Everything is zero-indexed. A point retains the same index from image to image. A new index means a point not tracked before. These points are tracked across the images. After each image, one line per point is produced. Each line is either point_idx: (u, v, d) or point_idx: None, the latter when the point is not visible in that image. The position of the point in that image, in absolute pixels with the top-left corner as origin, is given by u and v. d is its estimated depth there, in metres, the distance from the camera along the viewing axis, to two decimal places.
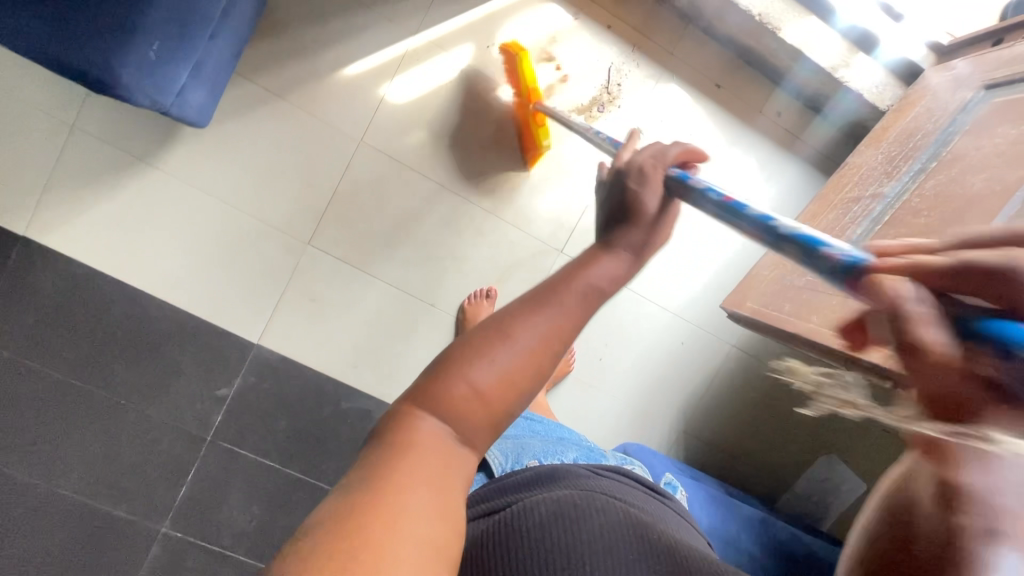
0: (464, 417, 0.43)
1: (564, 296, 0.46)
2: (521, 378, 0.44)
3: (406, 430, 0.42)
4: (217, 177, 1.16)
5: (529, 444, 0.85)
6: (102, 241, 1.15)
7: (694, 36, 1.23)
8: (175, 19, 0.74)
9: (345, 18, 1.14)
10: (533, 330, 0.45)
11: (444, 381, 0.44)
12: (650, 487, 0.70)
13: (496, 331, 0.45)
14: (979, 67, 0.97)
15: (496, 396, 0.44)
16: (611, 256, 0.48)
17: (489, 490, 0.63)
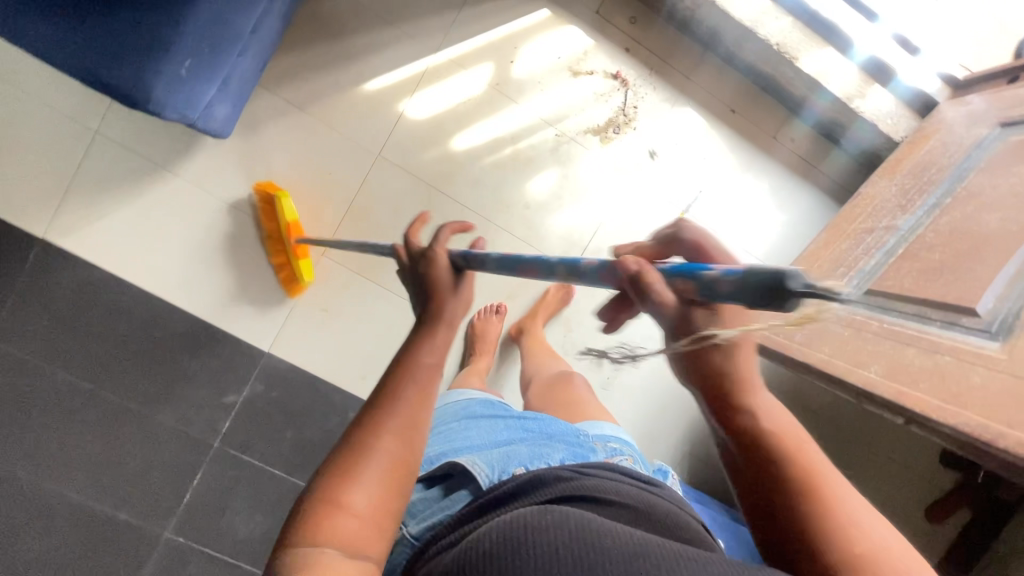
0: (348, 536, 0.47)
1: (403, 395, 0.53)
2: (391, 477, 0.50)
3: (301, 563, 0.45)
4: (234, 185, 1.17)
5: (514, 451, 0.72)
6: (118, 244, 1.17)
7: (710, 61, 1.24)
8: (207, 38, 0.76)
9: (368, 34, 1.15)
10: (385, 434, 0.51)
11: (322, 510, 0.47)
12: (641, 478, 0.63)
13: (349, 454, 0.50)
14: (996, 105, 0.97)
15: (372, 503, 0.49)
16: (430, 335, 0.57)
17: (469, 510, 0.59)
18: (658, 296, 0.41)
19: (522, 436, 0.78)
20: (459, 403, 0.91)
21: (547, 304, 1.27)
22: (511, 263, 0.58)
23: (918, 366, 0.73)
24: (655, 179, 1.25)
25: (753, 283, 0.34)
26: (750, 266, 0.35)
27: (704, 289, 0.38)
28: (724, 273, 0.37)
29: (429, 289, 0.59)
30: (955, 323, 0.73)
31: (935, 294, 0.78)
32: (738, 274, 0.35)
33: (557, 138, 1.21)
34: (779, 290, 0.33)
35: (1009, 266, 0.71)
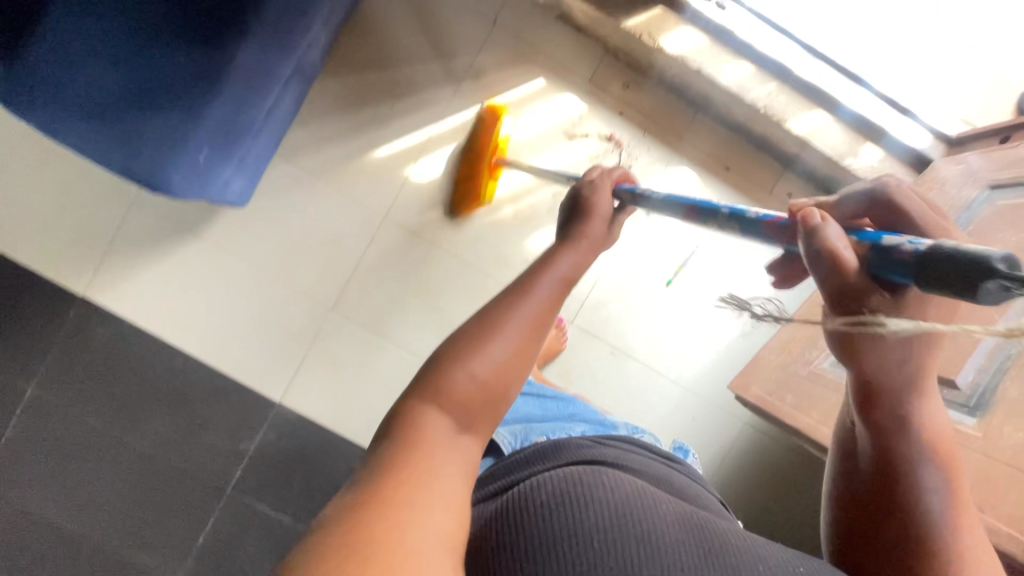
0: (461, 406, 0.50)
1: (537, 293, 0.55)
2: (511, 365, 0.52)
3: (415, 424, 0.48)
4: (255, 246, 1.27)
5: (536, 424, 0.93)
6: (149, 300, 1.27)
7: (703, 121, 1.28)
8: (224, 129, 0.86)
9: (375, 105, 1.24)
10: (514, 323, 0.53)
11: (443, 376, 0.51)
12: (663, 456, 0.74)
13: (480, 332, 0.52)
14: (983, 164, 0.98)
15: (488, 384, 0.51)
16: (570, 246, 0.59)
17: (503, 464, 0.67)
18: (832, 245, 0.42)
19: (545, 413, 0.98)
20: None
21: (542, 344, 1.27)
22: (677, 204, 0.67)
23: None
24: (644, 236, 1.31)
25: (947, 265, 0.36)
26: (948, 249, 0.37)
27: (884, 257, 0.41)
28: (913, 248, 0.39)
29: (582, 222, 0.61)
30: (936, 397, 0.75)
31: None
32: (928, 252, 0.38)
33: (553, 197, 1.28)
34: (970, 284, 0.34)
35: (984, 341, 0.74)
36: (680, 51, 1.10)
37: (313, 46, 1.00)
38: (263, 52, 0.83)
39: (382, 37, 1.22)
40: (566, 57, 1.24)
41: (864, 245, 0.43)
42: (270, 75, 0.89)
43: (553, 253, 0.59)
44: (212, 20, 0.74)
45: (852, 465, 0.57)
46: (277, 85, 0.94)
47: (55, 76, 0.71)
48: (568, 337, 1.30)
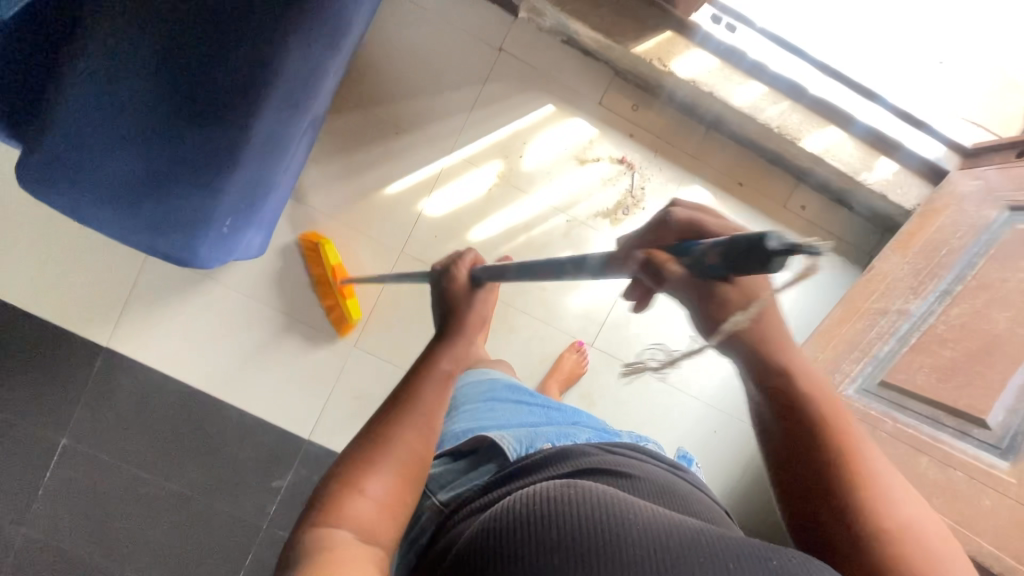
0: (361, 518, 0.53)
1: (425, 392, 0.63)
2: (404, 469, 0.57)
3: (318, 543, 0.50)
4: (274, 288, 1.27)
5: (542, 429, 0.75)
6: (173, 347, 1.28)
7: (714, 138, 1.27)
8: (245, 197, 0.86)
9: (384, 141, 1.23)
10: (402, 425, 0.60)
11: (340, 496, 0.54)
12: (668, 462, 0.65)
13: (372, 441, 0.58)
14: (1002, 181, 0.98)
15: (387, 493, 0.55)
16: (448, 342, 0.68)
17: (499, 476, 0.60)
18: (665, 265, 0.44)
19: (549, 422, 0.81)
20: (485, 383, 0.93)
21: (562, 368, 1.28)
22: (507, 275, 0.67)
23: (931, 477, 0.74)
24: None
25: (737, 252, 0.37)
26: (735, 234, 0.37)
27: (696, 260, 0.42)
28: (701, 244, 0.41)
29: (451, 319, 0.71)
30: (967, 434, 0.75)
31: (946, 397, 0.79)
32: (723, 245, 0.38)
33: (568, 223, 1.26)
34: (762, 257, 0.35)
35: (1017, 377, 0.73)
36: (691, 74, 1.08)
37: (325, 93, 0.96)
38: (275, 120, 0.81)
39: (387, 72, 1.20)
40: (574, 82, 1.24)
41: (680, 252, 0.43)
42: (285, 137, 0.88)
43: (426, 358, 0.67)
44: (221, 99, 0.72)
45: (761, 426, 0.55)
46: (294, 139, 0.92)
47: (90, 159, 0.73)
48: (588, 360, 1.32)
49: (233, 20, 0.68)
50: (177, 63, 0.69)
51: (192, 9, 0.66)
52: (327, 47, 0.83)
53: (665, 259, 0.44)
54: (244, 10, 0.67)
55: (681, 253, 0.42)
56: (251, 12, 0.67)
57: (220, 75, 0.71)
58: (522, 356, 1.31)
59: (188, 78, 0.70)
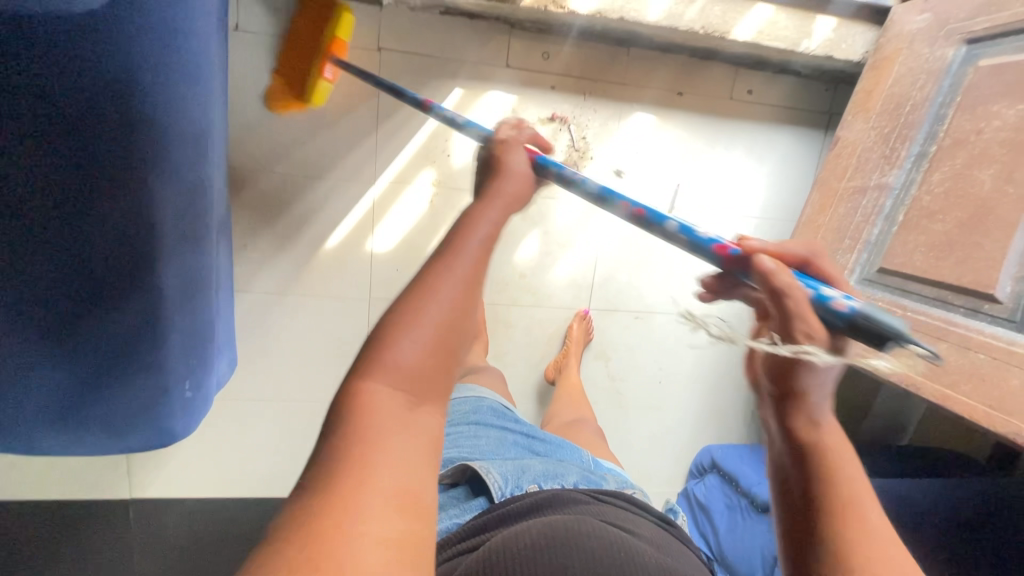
0: (408, 378, 0.39)
1: (470, 241, 0.43)
2: (458, 323, 0.41)
3: (360, 407, 0.37)
4: (260, 382, 1.21)
5: (529, 464, 0.76)
6: (193, 472, 1.25)
7: (639, 53, 1.15)
8: (191, 349, 0.78)
9: (303, 196, 1.11)
10: (451, 275, 0.41)
11: (381, 350, 0.39)
12: (655, 517, 0.70)
13: (417, 289, 0.41)
14: (951, 10, 0.89)
15: (436, 346, 0.40)
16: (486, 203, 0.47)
17: (483, 519, 0.62)
18: (782, 287, 0.37)
19: (534, 454, 0.82)
20: (470, 403, 0.92)
21: (575, 339, 1.26)
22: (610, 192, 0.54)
23: (954, 363, 0.75)
24: None
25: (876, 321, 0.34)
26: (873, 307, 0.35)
27: (835, 316, 0.36)
28: (851, 310, 0.35)
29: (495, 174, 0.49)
30: (979, 310, 0.74)
31: (950, 275, 0.78)
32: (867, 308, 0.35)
33: (522, 202, 1.20)
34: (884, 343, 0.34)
35: (1017, 243, 0.71)
36: (592, 7, 0.96)
37: (218, 196, 0.86)
38: (182, 261, 0.73)
39: (272, 122, 1.06)
40: (472, 52, 1.09)
41: (810, 302, 0.37)
42: (202, 269, 0.79)
43: (469, 211, 0.46)
44: (118, 265, 0.66)
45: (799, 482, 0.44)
46: (213, 265, 0.84)
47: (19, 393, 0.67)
48: (595, 323, 1.31)
49: (94, 185, 0.62)
50: (59, 258, 0.63)
51: (60, 185, 0.61)
52: (205, 162, 0.77)
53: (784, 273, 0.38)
54: (102, 165, 0.62)
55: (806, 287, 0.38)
56: (106, 161, 0.62)
57: (106, 234, 0.64)
58: (528, 345, 1.30)
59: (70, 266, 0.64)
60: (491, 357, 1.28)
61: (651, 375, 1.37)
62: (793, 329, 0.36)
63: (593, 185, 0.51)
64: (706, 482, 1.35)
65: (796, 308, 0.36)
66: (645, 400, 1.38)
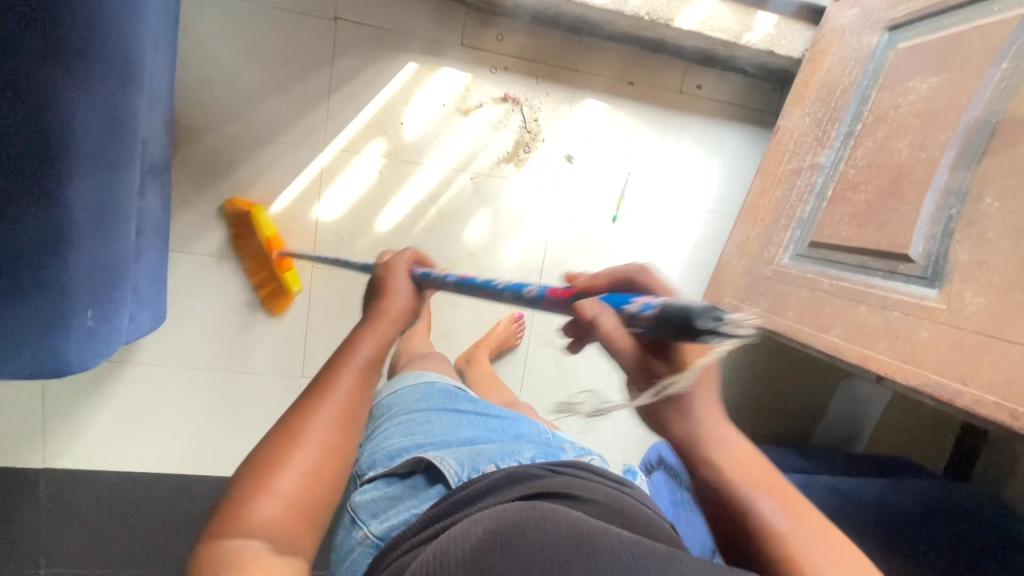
0: (269, 524, 0.46)
1: (340, 381, 0.53)
2: (320, 470, 0.49)
3: (218, 555, 0.44)
4: (193, 348, 1.17)
5: (485, 447, 0.75)
6: (114, 443, 1.18)
7: (592, 43, 1.19)
8: (99, 281, 0.76)
9: (250, 158, 1.11)
10: (314, 423, 0.51)
11: (247, 500, 0.46)
12: (612, 479, 0.68)
13: (281, 445, 0.49)
14: (875, 4, 0.94)
15: (300, 490, 0.48)
16: (364, 333, 0.56)
17: (439, 509, 0.59)
18: (609, 333, 0.45)
19: (491, 437, 0.81)
20: (420, 391, 0.90)
21: (495, 335, 1.25)
22: (477, 286, 0.60)
23: (873, 323, 0.74)
24: (576, 184, 1.24)
25: (670, 318, 0.37)
26: (663, 303, 0.38)
27: (641, 326, 0.41)
28: (646, 307, 0.40)
29: (374, 302, 0.60)
30: (895, 271, 0.74)
31: (870, 241, 0.79)
32: (656, 310, 0.39)
33: (474, 180, 1.20)
34: (692, 334, 0.37)
35: (928, 203, 0.72)
36: None
37: (150, 136, 0.86)
38: (95, 185, 0.72)
39: (223, 83, 1.07)
40: (428, 30, 1.13)
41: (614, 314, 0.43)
42: (119, 199, 0.77)
43: (348, 339, 0.56)
44: (30, 174, 0.64)
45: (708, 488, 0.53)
46: (133, 202, 0.82)
47: None
48: (525, 331, 1.31)
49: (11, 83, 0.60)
50: None
51: None
52: (135, 90, 0.76)
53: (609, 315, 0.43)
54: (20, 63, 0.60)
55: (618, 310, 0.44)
56: (28, 67, 0.61)
57: (15, 138, 0.62)
58: (474, 327, 1.28)
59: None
60: (436, 337, 1.26)
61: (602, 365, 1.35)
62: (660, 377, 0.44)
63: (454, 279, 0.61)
64: (654, 479, 1.30)
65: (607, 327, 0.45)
66: (595, 391, 1.36)
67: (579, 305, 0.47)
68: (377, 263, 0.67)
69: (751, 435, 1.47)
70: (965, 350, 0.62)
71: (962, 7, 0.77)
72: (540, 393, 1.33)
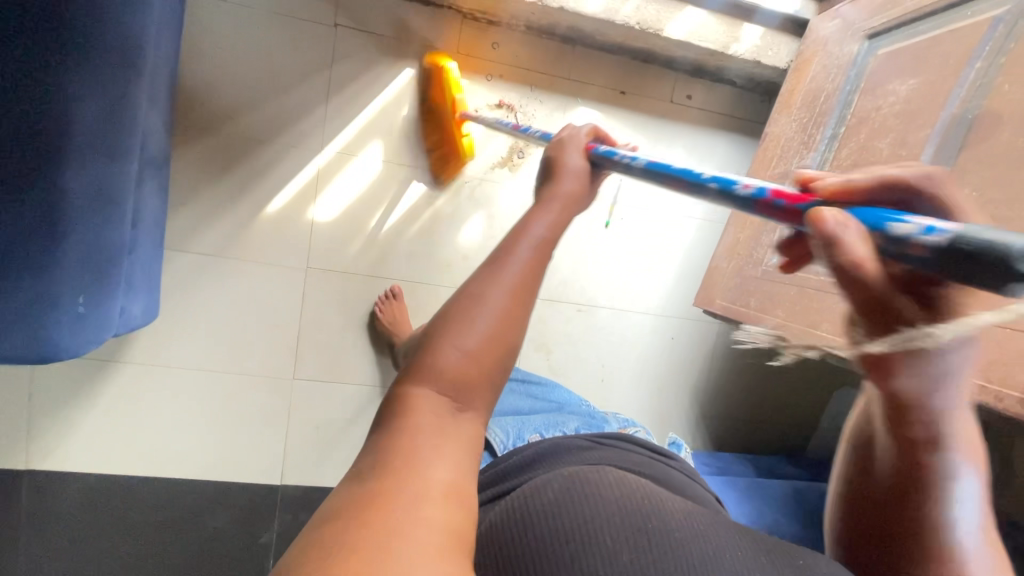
0: (449, 382, 0.41)
1: (517, 249, 0.46)
2: (503, 331, 0.43)
3: (403, 409, 0.40)
4: (186, 348, 1.16)
5: (532, 418, 0.94)
6: (99, 446, 1.15)
7: (585, 52, 1.23)
8: (91, 265, 0.76)
9: (249, 159, 1.13)
10: (494, 286, 0.44)
11: (431, 355, 0.42)
12: (655, 451, 0.74)
13: (457, 305, 0.44)
14: (855, 14, 0.97)
15: (483, 350, 0.42)
16: (543, 207, 0.50)
17: (498, 471, 0.66)
18: (854, 254, 0.31)
19: (535, 408, 0.99)
20: None
21: None
22: (657, 172, 0.56)
23: None
24: None
25: (977, 255, 0.28)
26: (967, 233, 0.29)
27: (914, 256, 0.31)
28: (936, 236, 0.30)
29: (551, 180, 0.55)
30: None
31: None
32: (949, 238, 0.29)
33: (469, 185, 1.23)
34: (1002, 274, 0.27)
35: None
36: None
37: (149, 129, 0.88)
38: (94, 169, 0.73)
39: (224, 86, 1.10)
40: (425, 37, 1.16)
41: (872, 233, 0.32)
42: (116, 186, 0.78)
43: (527, 213, 0.50)
44: (31, 155, 0.65)
45: (868, 463, 0.47)
46: (130, 192, 0.83)
47: None
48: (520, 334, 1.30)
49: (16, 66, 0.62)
50: None
51: None
52: (137, 78, 0.78)
53: (854, 239, 0.32)
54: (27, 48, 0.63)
55: (873, 227, 0.33)
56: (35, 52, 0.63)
57: (18, 120, 0.64)
58: None
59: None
60: None
61: (596, 370, 1.35)
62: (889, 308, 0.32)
63: (642, 163, 0.56)
64: None
65: (851, 251, 0.31)
66: (589, 396, 1.35)
67: (816, 212, 0.36)
68: (558, 138, 0.61)
69: (746, 443, 1.46)
70: None
71: (936, 13, 0.80)
72: None
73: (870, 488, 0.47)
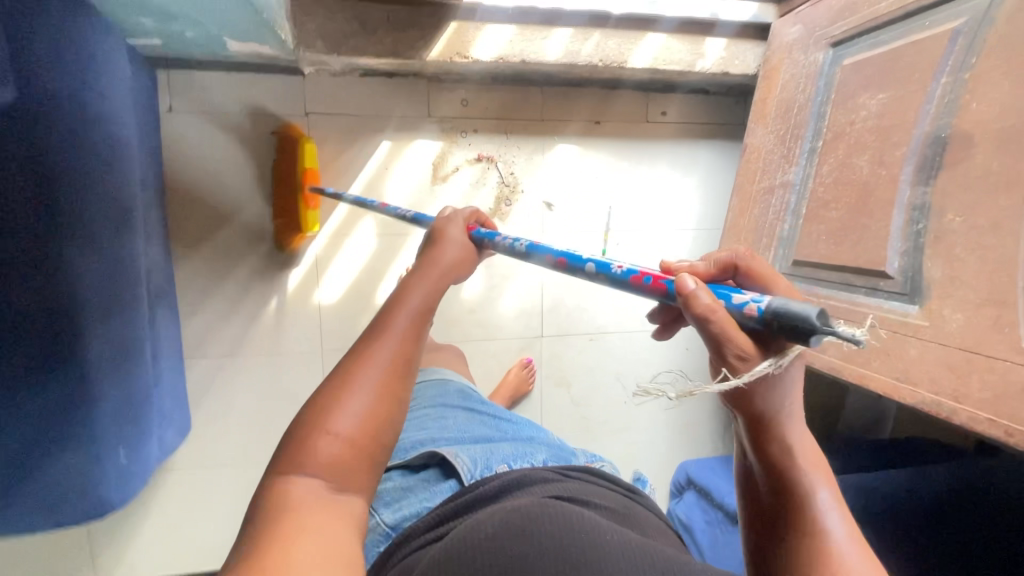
0: (327, 463, 0.44)
1: (394, 325, 0.50)
2: (378, 410, 0.47)
3: (281, 493, 0.43)
4: (221, 446, 1.21)
5: (499, 446, 0.78)
6: (159, 550, 1.21)
7: (553, 91, 1.24)
8: (124, 415, 0.81)
9: (246, 258, 1.16)
10: (369, 365, 0.48)
11: (307, 435, 0.45)
12: (623, 487, 0.70)
13: (338, 385, 0.47)
14: (815, 20, 0.97)
15: (360, 430, 0.46)
16: (417, 276, 0.54)
17: (456, 504, 0.61)
18: (706, 313, 0.38)
19: (503, 435, 0.84)
20: (437, 386, 0.96)
21: (507, 385, 1.27)
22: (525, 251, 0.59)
23: None
24: (560, 230, 1.27)
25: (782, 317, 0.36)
26: (777, 302, 0.36)
27: (751, 322, 0.38)
28: (760, 310, 0.37)
29: (432, 247, 0.58)
30: (876, 288, 0.76)
31: (848, 259, 0.81)
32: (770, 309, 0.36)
33: None
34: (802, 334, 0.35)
35: (896, 220, 0.74)
36: (492, 55, 1.05)
37: (150, 267, 0.92)
38: (110, 331, 0.77)
39: (209, 193, 1.13)
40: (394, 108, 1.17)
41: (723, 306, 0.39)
42: (131, 337, 0.83)
43: (400, 287, 0.53)
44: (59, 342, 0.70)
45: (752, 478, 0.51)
46: (145, 331, 0.88)
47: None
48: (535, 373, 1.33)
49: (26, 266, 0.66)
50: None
51: None
52: (123, 237, 0.82)
53: (713, 307, 0.38)
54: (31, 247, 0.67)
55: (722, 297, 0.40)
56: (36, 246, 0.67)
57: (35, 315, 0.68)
58: (487, 379, 1.31)
59: (6, 336, 0.65)
60: None
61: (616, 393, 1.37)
62: (728, 347, 0.37)
63: (523, 246, 0.58)
64: (685, 500, 1.31)
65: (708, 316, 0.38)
66: (614, 419, 1.38)
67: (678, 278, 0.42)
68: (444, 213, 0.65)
69: None
70: (951, 367, 0.64)
71: (896, 22, 0.79)
72: (562, 432, 1.35)
73: (760, 504, 0.50)
